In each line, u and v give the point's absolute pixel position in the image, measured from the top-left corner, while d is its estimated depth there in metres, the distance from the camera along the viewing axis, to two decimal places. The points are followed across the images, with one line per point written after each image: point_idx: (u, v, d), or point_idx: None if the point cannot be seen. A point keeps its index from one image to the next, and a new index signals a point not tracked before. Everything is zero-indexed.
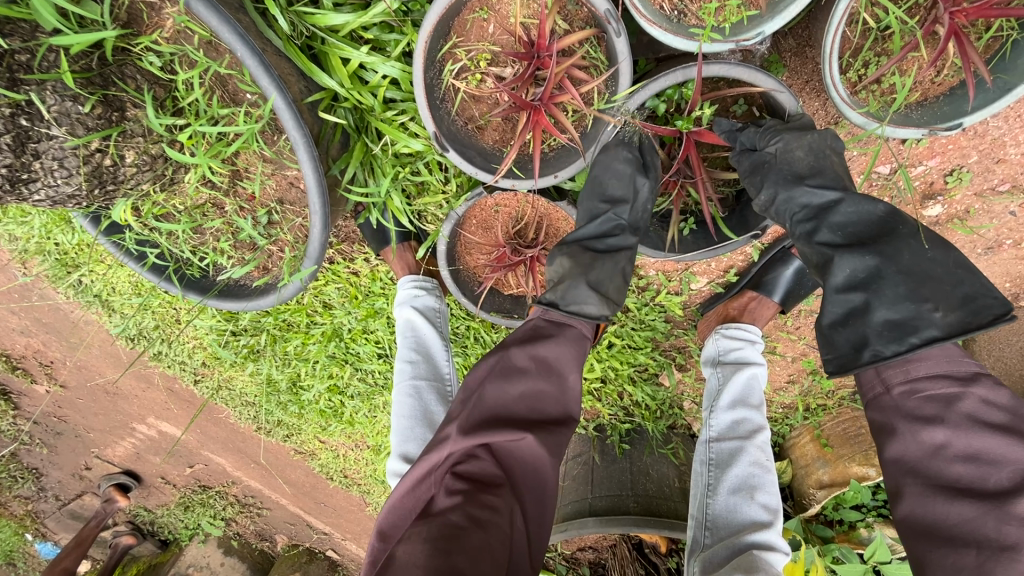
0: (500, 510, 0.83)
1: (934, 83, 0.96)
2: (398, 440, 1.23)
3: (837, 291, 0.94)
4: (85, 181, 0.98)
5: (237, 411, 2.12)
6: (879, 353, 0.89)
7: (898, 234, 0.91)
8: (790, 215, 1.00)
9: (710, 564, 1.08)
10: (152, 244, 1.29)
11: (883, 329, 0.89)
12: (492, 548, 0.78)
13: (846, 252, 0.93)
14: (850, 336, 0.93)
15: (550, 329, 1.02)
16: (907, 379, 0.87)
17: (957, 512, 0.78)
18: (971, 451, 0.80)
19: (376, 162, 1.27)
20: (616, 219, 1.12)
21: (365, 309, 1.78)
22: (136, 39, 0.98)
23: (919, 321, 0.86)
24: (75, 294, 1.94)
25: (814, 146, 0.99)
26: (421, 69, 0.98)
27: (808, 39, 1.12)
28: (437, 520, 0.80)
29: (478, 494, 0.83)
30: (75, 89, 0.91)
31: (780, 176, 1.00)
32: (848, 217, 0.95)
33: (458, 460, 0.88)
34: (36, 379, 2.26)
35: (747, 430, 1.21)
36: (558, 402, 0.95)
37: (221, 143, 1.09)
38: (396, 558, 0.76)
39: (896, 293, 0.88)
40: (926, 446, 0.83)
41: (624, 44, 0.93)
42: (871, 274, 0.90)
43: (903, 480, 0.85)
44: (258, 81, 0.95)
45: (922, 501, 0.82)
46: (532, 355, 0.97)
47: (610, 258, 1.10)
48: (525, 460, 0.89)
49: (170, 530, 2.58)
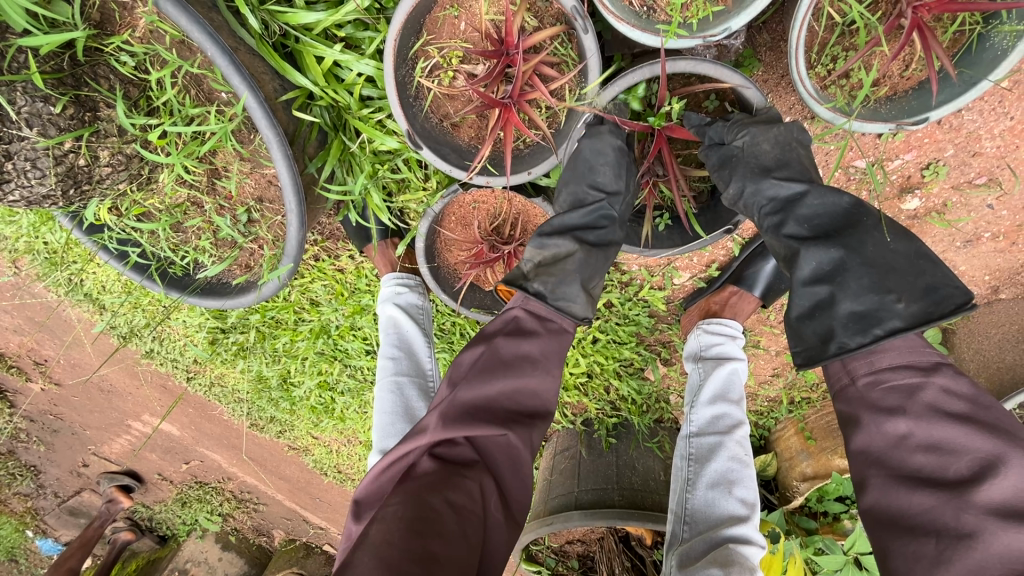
0: (476, 498, 0.83)
1: (902, 78, 0.96)
2: (379, 436, 1.23)
3: (803, 284, 0.94)
4: (59, 182, 0.99)
5: (231, 408, 2.13)
6: (845, 346, 0.89)
7: (863, 226, 0.92)
8: (758, 208, 1.00)
9: (687, 557, 1.08)
10: (134, 243, 1.29)
11: (848, 321, 0.90)
12: (467, 533, 0.79)
13: (812, 245, 0.94)
14: (817, 328, 0.94)
15: (533, 324, 1.01)
16: (872, 370, 0.88)
17: (919, 502, 0.78)
18: (933, 440, 0.80)
19: (355, 160, 1.27)
20: (608, 207, 1.10)
21: (352, 305, 1.78)
22: (108, 39, 0.99)
23: (882, 312, 0.87)
24: (66, 293, 1.95)
25: (780, 139, 0.99)
26: (392, 67, 0.98)
27: (782, 34, 1.12)
28: (416, 502, 0.79)
29: (459, 478, 0.84)
30: (45, 89, 0.92)
31: (747, 168, 1.00)
32: (814, 209, 0.96)
33: (437, 446, 0.88)
34: (31, 377, 2.28)
35: (726, 425, 1.22)
36: (538, 398, 0.97)
37: (196, 142, 1.10)
38: (371, 535, 0.75)
39: (860, 284, 0.89)
40: (889, 436, 0.83)
41: (592, 41, 0.93)
42: (835, 266, 0.91)
43: (868, 472, 0.84)
44: (229, 80, 0.94)
45: (885, 491, 0.81)
46: (516, 350, 0.97)
47: (599, 251, 1.09)
48: (505, 447, 0.90)
49: (168, 526, 2.60)
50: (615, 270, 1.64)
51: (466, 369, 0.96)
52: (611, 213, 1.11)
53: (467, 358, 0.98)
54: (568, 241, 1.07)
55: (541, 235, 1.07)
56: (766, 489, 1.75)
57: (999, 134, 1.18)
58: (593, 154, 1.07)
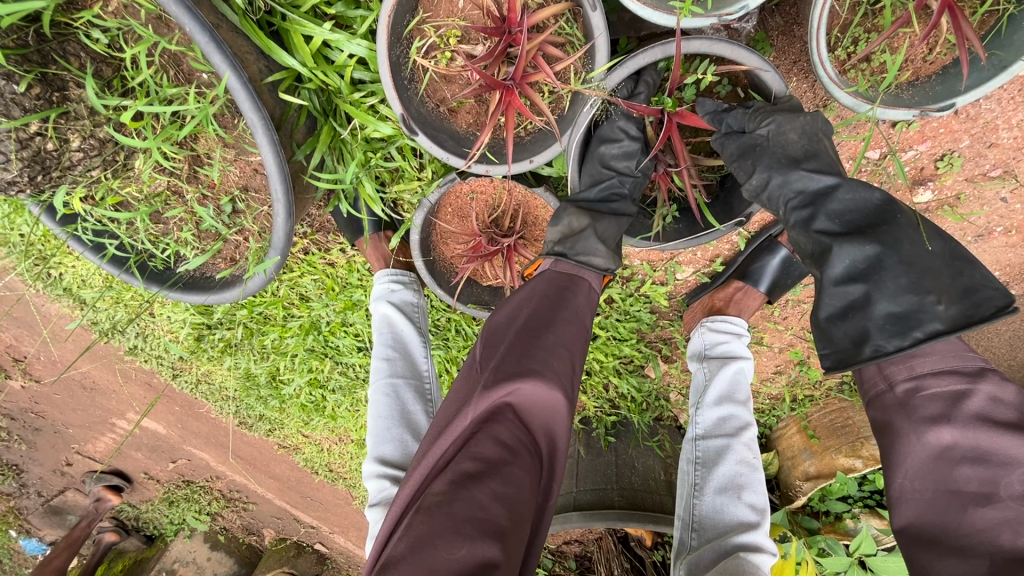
0: (526, 486, 0.74)
1: (926, 62, 0.92)
2: (374, 442, 1.17)
3: (834, 284, 0.90)
4: (26, 167, 0.92)
5: (218, 406, 2.06)
6: (882, 349, 0.86)
7: (896, 223, 0.88)
8: (784, 201, 0.96)
9: (696, 566, 1.04)
10: (111, 235, 1.22)
11: (885, 323, 0.86)
12: (518, 527, 0.70)
13: (845, 241, 0.89)
14: (849, 331, 0.90)
15: (564, 281, 0.98)
16: (912, 376, 0.86)
17: (970, 521, 0.76)
18: (980, 452, 0.78)
19: (345, 147, 1.21)
20: (618, 185, 1.10)
21: (343, 301, 1.72)
22: (76, 14, 0.91)
23: (922, 314, 0.83)
24: (44, 287, 1.87)
25: (807, 128, 0.95)
26: (385, 47, 0.92)
27: (796, 17, 1.07)
28: (462, 496, 0.69)
29: (507, 466, 0.74)
30: (7, 66, 0.85)
31: (772, 159, 0.95)
32: (845, 204, 0.92)
33: (487, 423, 0.79)
34: (11, 374, 2.20)
35: (734, 427, 1.17)
36: (578, 367, 0.91)
37: (173, 126, 1.02)
38: (421, 531, 0.67)
39: (897, 284, 0.85)
40: (932, 447, 0.81)
41: (600, 18, 0.88)
42: (871, 263, 0.87)
43: (912, 487, 0.83)
44: (210, 58, 0.88)
45: (932, 509, 0.81)
46: (558, 310, 0.93)
47: (613, 219, 1.07)
48: (553, 424, 0.83)
49: (155, 526, 2.52)
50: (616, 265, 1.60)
51: (508, 335, 0.90)
52: (622, 190, 1.10)
53: (510, 320, 0.93)
54: (582, 216, 1.05)
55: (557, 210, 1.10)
56: (767, 488, 1.71)
57: (1018, 125, 1.13)
58: (604, 134, 1.09)
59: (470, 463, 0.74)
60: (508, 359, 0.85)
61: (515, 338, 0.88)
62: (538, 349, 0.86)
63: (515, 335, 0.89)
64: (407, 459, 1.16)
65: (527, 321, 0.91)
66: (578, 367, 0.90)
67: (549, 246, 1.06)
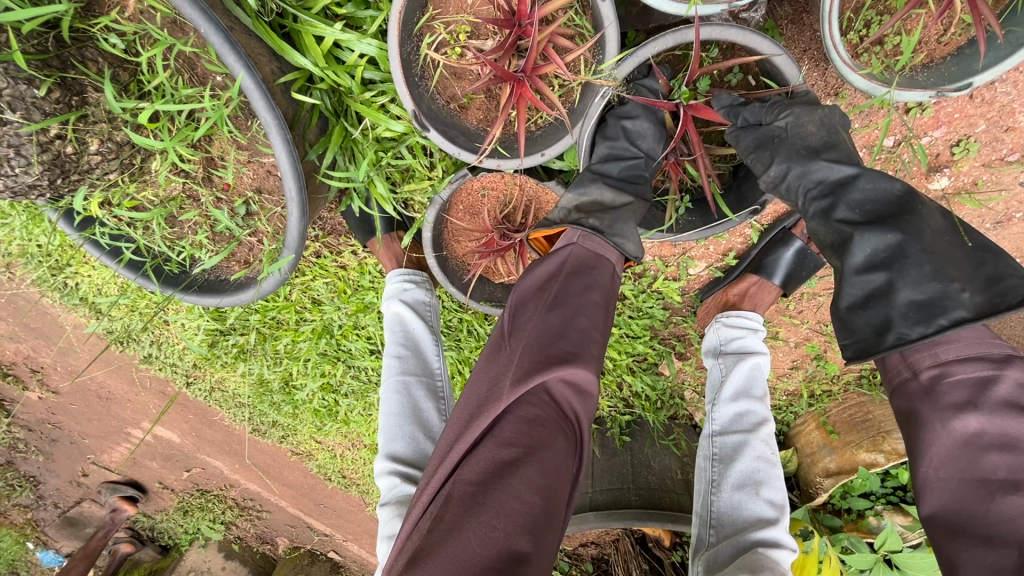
0: (561, 471, 0.75)
1: (940, 43, 0.93)
2: (385, 440, 1.16)
3: (856, 273, 0.89)
4: (45, 171, 0.94)
5: (232, 412, 2.07)
6: (905, 336, 0.84)
7: (918, 213, 0.88)
8: (804, 192, 0.96)
9: (715, 563, 1.02)
10: (128, 239, 1.23)
11: (908, 311, 0.84)
12: (553, 514, 0.72)
13: (867, 230, 0.88)
14: (871, 320, 0.88)
15: (590, 259, 0.95)
16: (936, 363, 0.84)
17: (997, 509, 0.74)
18: (1007, 438, 0.76)
19: (357, 147, 1.22)
20: (642, 167, 1.08)
21: (355, 304, 1.73)
22: (94, 20, 0.93)
23: (947, 302, 0.82)
24: (61, 297, 1.90)
25: (825, 120, 0.95)
26: (397, 43, 0.93)
27: (805, 5, 1.07)
28: (498, 487, 0.71)
29: (541, 452, 0.75)
30: (28, 71, 0.86)
31: (792, 149, 0.95)
32: (866, 194, 0.90)
33: (518, 408, 0.78)
34: (29, 386, 2.22)
35: (751, 423, 1.15)
36: (605, 344, 0.89)
37: (189, 127, 1.04)
38: (457, 527, 0.68)
39: (920, 271, 0.83)
40: (957, 435, 0.80)
41: (609, 8, 0.88)
42: (893, 251, 0.86)
43: (938, 476, 0.81)
44: (223, 59, 0.89)
45: (958, 498, 0.79)
46: (586, 288, 0.91)
47: (642, 200, 1.06)
48: (583, 405, 0.82)
49: (170, 536, 2.53)
50: None
51: (536, 312, 0.88)
52: (644, 172, 1.09)
53: (537, 296, 0.91)
54: (613, 193, 1.04)
55: (580, 177, 1.07)
56: (787, 487, 1.68)
57: None
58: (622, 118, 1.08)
59: (504, 451, 0.74)
60: (535, 340, 0.83)
61: (543, 318, 0.86)
62: (567, 331, 0.84)
63: (542, 315, 0.87)
64: (419, 458, 1.15)
65: (556, 298, 0.89)
66: (605, 346, 0.88)
67: (571, 214, 1.02)
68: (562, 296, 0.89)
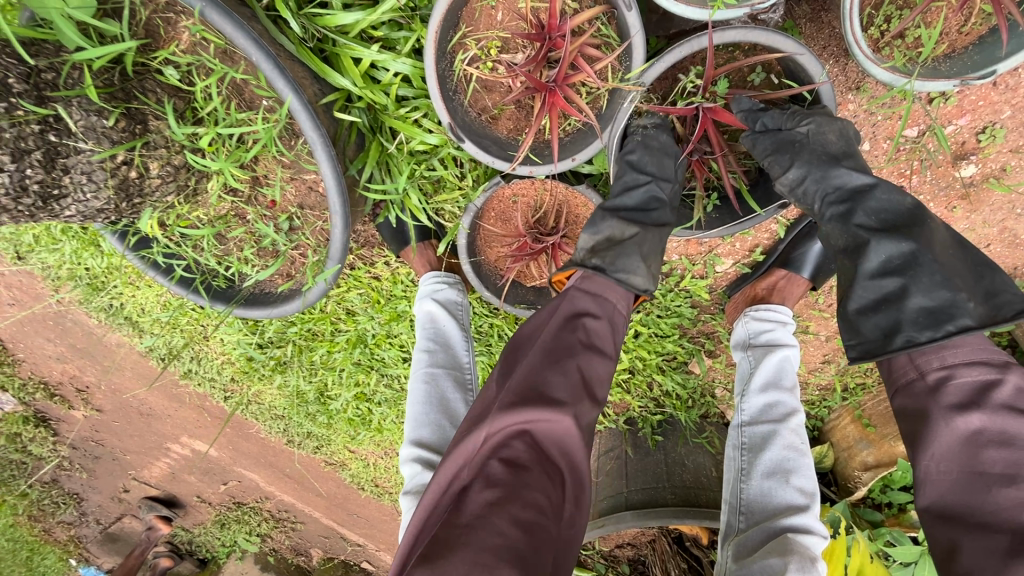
0: (546, 510, 0.78)
1: (961, 34, 0.95)
2: (412, 428, 1.20)
3: (869, 278, 0.93)
4: (112, 195, 1.01)
5: (268, 425, 2.13)
6: (914, 339, 0.88)
7: (926, 224, 0.92)
8: (822, 196, 0.99)
9: (744, 549, 1.04)
10: (179, 257, 1.31)
11: (918, 316, 0.88)
12: (537, 553, 0.74)
13: (883, 237, 0.92)
14: (880, 323, 0.92)
15: (584, 294, 0.99)
16: (943, 365, 0.86)
17: (994, 500, 0.77)
18: (1005, 435, 0.79)
19: (392, 161, 1.27)
20: (657, 191, 1.09)
21: (388, 313, 1.79)
22: (154, 54, 1.01)
23: (954, 309, 0.86)
24: (106, 318, 1.99)
25: (844, 131, 1.01)
26: (433, 61, 0.99)
27: (824, 4, 1.10)
28: (480, 526, 0.74)
29: (523, 492, 0.78)
30: (98, 103, 0.94)
31: (813, 154, 0.99)
32: (883, 203, 0.95)
33: (503, 448, 0.82)
34: (74, 405, 2.31)
35: (781, 413, 1.16)
36: (596, 384, 0.92)
37: (241, 149, 1.11)
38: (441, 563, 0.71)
39: (932, 279, 0.87)
40: (959, 432, 0.82)
41: (635, 17, 0.93)
42: (907, 259, 0.90)
43: (936, 470, 0.83)
44: (274, 84, 0.96)
45: (956, 491, 0.81)
46: (575, 330, 0.94)
47: (655, 230, 1.09)
48: (569, 446, 0.84)
49: (208, 549, 2.59)
50: None
51: (525, 354, 0.92)
52: (661, 194, 1.10)
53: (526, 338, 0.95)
54: (623, 226, 1.07)
55: (593, 216, 1.11)
56: (824, 482, 1.68)
57: None
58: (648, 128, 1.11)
59: (488, 491, 0.78)
60: (522, 380, 0.88)
61: (532, 359, 0.90)
62: (552, 372, 0.88)
63: (530, 356, 0.91)
64: (444, 443, 1.19)
65: (541, 344, 0.92)
66: (594, 386, 0.91)
67: (581, 256, 1.07)
68: (550, 338, 0.93)
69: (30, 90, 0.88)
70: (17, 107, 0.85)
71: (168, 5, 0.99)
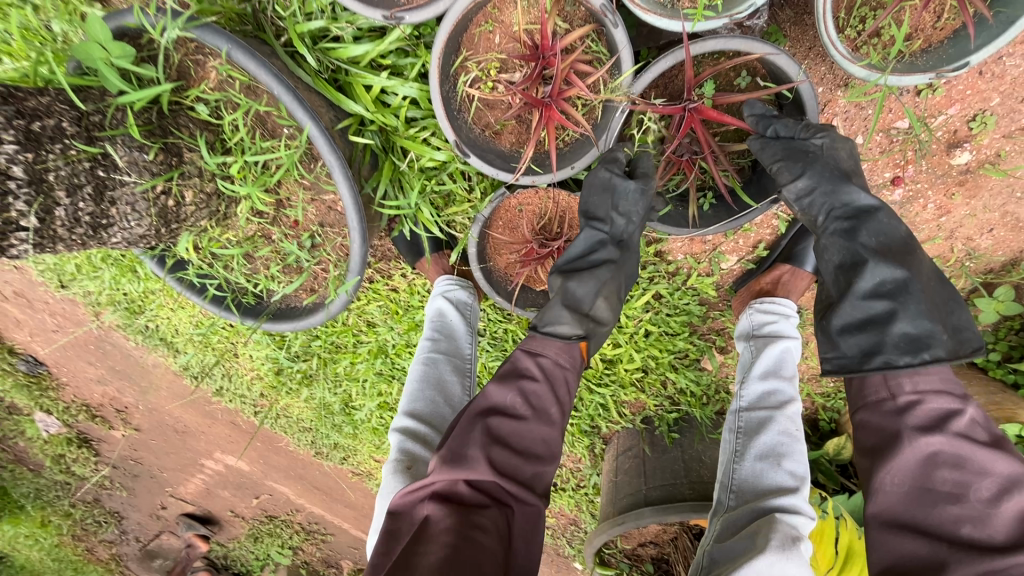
0: (490, 534, 0.90)
1: (936, 29, 0.99)
2: (407, 400, 1.28)
3: (861, 297, 1.00)
4: (153, 221, 1.11)
5: (296, 437, 2.22)
6: (892, 361, 0.95)
7: (916, 255, 1.01)
8: (828, 208, 1.06)
9: (731, 527, 1.08)
10: (212, 276, 1.40)
11: (900, 341, 0.95)
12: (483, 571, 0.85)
13: (880, 261, 0.99)
14: (860, 342, 0.99)
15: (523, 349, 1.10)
16: (914, 390, 0.92)
17: (938, 514, 0.84)
18: (959, 459, 0.85)
19: (404, 178, 1.36)
20: (598, 234, 1.17)
21: (407, 323, 1.86)
22: (186, 92, 1.12)
23: (930, 339, 0.94)
24: (143, 338, 2.11)
25: (853, 150, 1.08)
26: (438, 85, 1.07)
27: (806, 7, 1.16)
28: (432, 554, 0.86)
29: (468, 524, 0.90)
30: (139, 140, 1.04)
31: (827, 168, 1.05)
32: (883, 227, 1.03)
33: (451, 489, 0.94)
34: (114, 425, 2.43)
35: (778, 401, 1.19)
36: (538, 424, 1.02)
37: (266, 174, 1.20)
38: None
39: (918, 309, 0.96)
40: (920, 451, 0.87)
41: (622, 34, 1.01)
42: (898, 285, 0.97)
43: (888, 484, 0.89)
44: (294, 113, 1.05)
45: (905, 505, 0.88)
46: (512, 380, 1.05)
47: (591, 272, 1.15)
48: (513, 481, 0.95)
49: (243, 563, 2.68)
50: (661, 261, 1.65)
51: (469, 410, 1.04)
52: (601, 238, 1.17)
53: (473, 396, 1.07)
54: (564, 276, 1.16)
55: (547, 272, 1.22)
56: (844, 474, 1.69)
57: None
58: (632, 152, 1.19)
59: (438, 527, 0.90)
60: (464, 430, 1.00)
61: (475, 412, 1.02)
62: (491, 422, 0.99)
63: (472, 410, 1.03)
64: (436, 416, 1.26)
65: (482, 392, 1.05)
66: (537, 425, 1.02)
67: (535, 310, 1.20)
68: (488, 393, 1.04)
69: (81, 132, 0.99)
70: (70, 147, 0.97)
71: (198, 48, 1.11)
